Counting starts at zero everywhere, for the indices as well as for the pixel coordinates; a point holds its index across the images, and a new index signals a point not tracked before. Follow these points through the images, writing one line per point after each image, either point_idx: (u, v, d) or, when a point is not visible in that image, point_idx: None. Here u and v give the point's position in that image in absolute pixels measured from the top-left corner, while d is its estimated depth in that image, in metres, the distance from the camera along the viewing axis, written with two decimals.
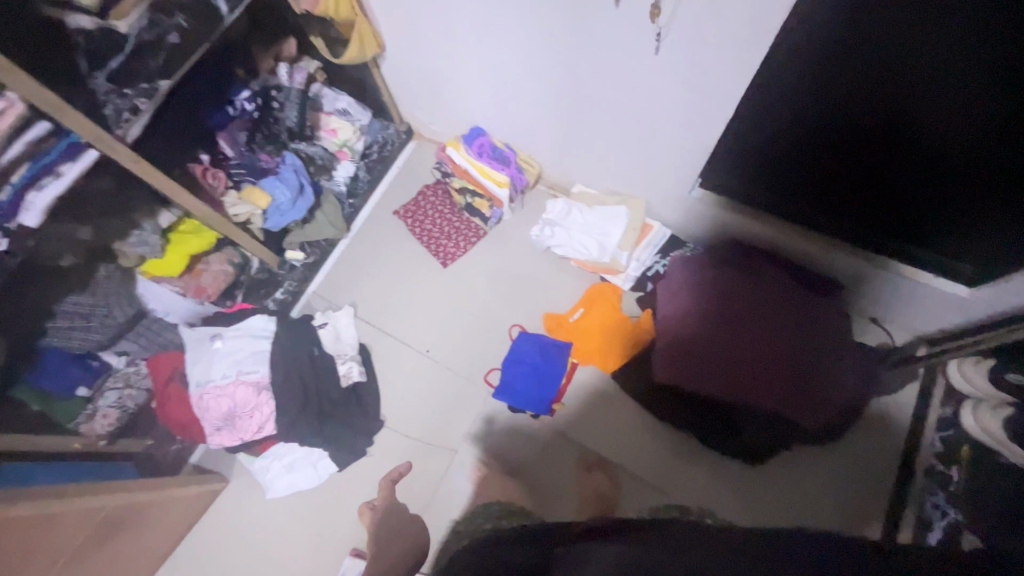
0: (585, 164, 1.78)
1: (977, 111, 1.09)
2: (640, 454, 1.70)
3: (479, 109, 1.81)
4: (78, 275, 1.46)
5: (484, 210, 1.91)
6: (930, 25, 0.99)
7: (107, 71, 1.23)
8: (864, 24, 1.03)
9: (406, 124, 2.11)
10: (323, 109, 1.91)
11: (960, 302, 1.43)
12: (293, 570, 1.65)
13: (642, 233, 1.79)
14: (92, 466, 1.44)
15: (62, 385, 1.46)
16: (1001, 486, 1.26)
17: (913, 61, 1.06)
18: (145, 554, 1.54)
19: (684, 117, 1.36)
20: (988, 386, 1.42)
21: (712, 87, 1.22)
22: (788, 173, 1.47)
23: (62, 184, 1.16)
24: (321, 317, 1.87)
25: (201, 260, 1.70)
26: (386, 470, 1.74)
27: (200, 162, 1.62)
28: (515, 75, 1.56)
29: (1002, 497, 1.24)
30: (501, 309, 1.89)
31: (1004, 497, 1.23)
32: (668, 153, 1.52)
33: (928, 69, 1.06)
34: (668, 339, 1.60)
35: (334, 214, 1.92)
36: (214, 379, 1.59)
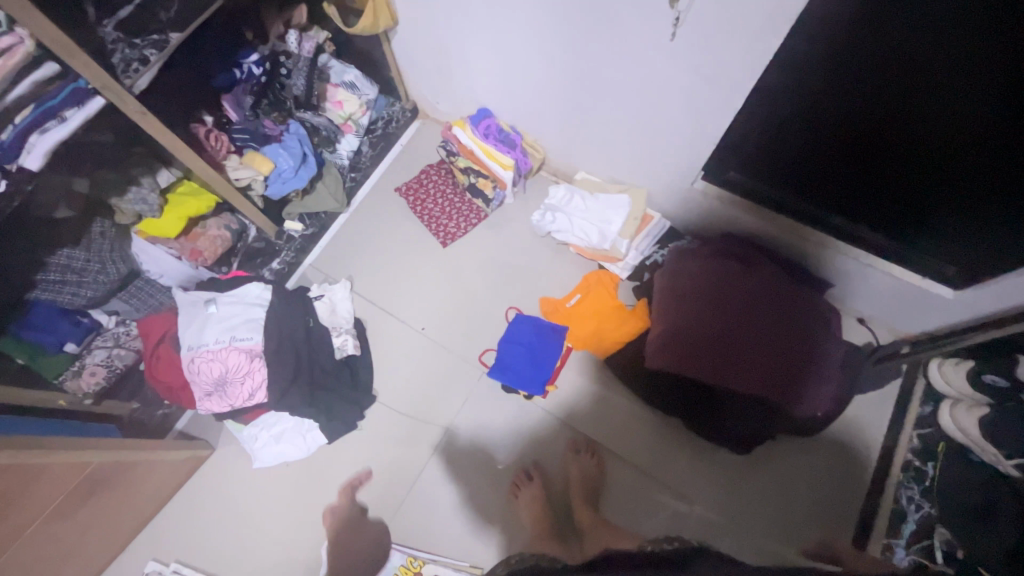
0: (590, 152, 1.81)
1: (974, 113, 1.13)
2: (627, 438, 1.73)
3: (488, 91, 1.82)
4: (71, 227, 1.44)
5: (487, 191, 1.90)
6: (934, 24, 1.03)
7: (117, 19, 1.21)
8: (872, 22, 1.07)
9: (412, 103, 2.11)
10: (329, 81, 1.90)
11: (943, 304, 1.49)
12: (276, 538, 1.64)
13: (641, 223, 1.83)
14: (77, 423, 1.41)
15: (51, 338, 1.43)
16: (979, 484, 1.31)
17: (915, 59, 1.10)
18: (127, 515, 1.52)
19: (694, 107, 1.38)
20: (964, 386, 1.47)
21: (724, 78, 1.24)
22: (788, 170, 1.50)
23: (67, 129, 1.13)
24: (317, 288, 1.86)
25: (198, 224, 1.67)
26: (375, 444, 1.74)
27: (204, 123, 1.61)
28: (528, 57, 1.57)
29: (978, 495, 1.29)
30: (499, 291, 1.90)
31: (981, 494, 1.28)
32: (673, 144, 1.54)
33: (930, 69, 1.10)
34: (661, 323, 1.63)
35: (335, 187, 1.92)
36: (206, 344, 1.56)
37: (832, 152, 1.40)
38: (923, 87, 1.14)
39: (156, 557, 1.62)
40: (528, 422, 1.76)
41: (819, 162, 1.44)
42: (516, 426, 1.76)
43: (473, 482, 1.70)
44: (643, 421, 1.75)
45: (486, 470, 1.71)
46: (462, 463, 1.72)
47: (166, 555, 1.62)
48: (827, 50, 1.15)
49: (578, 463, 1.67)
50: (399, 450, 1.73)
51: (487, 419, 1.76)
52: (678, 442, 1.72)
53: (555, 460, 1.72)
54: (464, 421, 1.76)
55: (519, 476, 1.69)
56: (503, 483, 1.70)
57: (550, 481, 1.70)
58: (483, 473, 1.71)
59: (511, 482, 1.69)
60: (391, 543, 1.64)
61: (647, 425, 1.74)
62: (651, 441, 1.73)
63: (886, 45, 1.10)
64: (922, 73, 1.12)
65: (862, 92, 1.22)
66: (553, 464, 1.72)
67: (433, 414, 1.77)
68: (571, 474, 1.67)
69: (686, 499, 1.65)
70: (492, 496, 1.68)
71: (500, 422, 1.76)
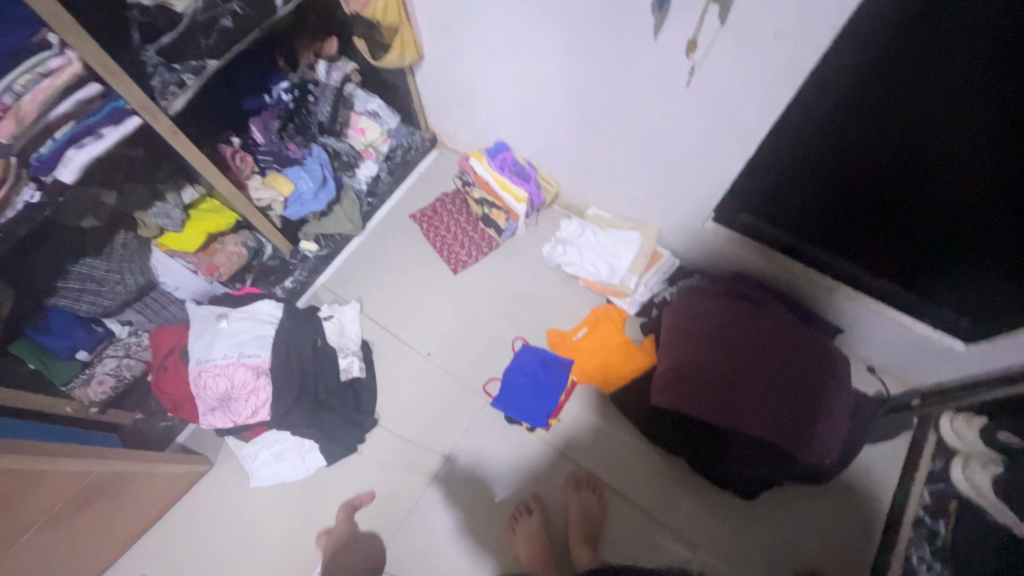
0: (602, 189, 1.84)
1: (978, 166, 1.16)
2: (629, 475, 1.70)
3: (505, 126, 1.88)
4: (95, 237, 1.48)
5: (499, 221, 1.94)
6: (935, 82, 1.07)
7: (159, 45, 1.28)
8: (876, 79, 1.12)
9: (431, 133, 2.17)
10: (353, 109, 1.96)
11: (954, 356, 1.48)
12: (268, 560, 1.61)
13: (652, 260, 1.84)
14: (79, 432, 1.42)
15: (64, 345, 1.45)
16: (988, 547, 1.25)
17: (918, 112, 1.14)
18: (120, 528, 1.51)
19: (707, 151, 1.41)
20: (975, 442, 1.44)
21: (737, 124, 1.28)
22: (798, 214, 1.53)
23: (102, 145, 1.18)
24: (327, 309, 1.88)
25: (216, 240, 1.71)
26: (373, 468, 1.72)
27: (231, 145, 1.67)
28: (547, 96, 1.62)
29: (990, 552, 1.23)
30: (506, 320, 1.91)
31: (994, 553, 1.22)
32: (685, 184, 1.57)
33: (934, 122, 1.14)
34: (667, 357, 1.63)
35: (351, 210, 1.95)
36: (214, 359, 1.57)
37: (851, 190, 1.43)
38: (927, 139, 1.17)
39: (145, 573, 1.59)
40: (529, 454, 1.74)
41: (838, 200, 1.46)
42: (517, 458, 1.73)
43: (471, 513, 1.67)
44: (647, 459, 1.72)
45: (484, 500, 1.68)
46: (461, 490, 1.70)
47: (155, 572, 1.58)
48: (836, 104, 1.19)
49: (578, 499, 1.64)
50: (397, 476, 1.71)
51: (487, 450, 1.74)
52: (682, 483, 1.68)
53: (555, 494, 1.69)
54: (465, 450, 1.74)
55: (517, 509, 1.65)
56: (501, 515, 1.67)
57: (549, 515, 1.67)
58: (481, 502, 1.68)
59: (509, 515, 1.66)
60: (383, 572, 1.60)
61: (651, 463, 1.71)
62: (656, 480, 1.69)
63: (892, 97, 1.14)
64: (935, 120, 1.14)
65: (869, 142, 1.25)
66: (553, 499, 1.69)
67: (434, 442, 1.75)
68: (571, 509, 1.64)
69: (688, 543, 1.61)
70: (489, 527, 1.65)
71: (501, 453, 1.74)
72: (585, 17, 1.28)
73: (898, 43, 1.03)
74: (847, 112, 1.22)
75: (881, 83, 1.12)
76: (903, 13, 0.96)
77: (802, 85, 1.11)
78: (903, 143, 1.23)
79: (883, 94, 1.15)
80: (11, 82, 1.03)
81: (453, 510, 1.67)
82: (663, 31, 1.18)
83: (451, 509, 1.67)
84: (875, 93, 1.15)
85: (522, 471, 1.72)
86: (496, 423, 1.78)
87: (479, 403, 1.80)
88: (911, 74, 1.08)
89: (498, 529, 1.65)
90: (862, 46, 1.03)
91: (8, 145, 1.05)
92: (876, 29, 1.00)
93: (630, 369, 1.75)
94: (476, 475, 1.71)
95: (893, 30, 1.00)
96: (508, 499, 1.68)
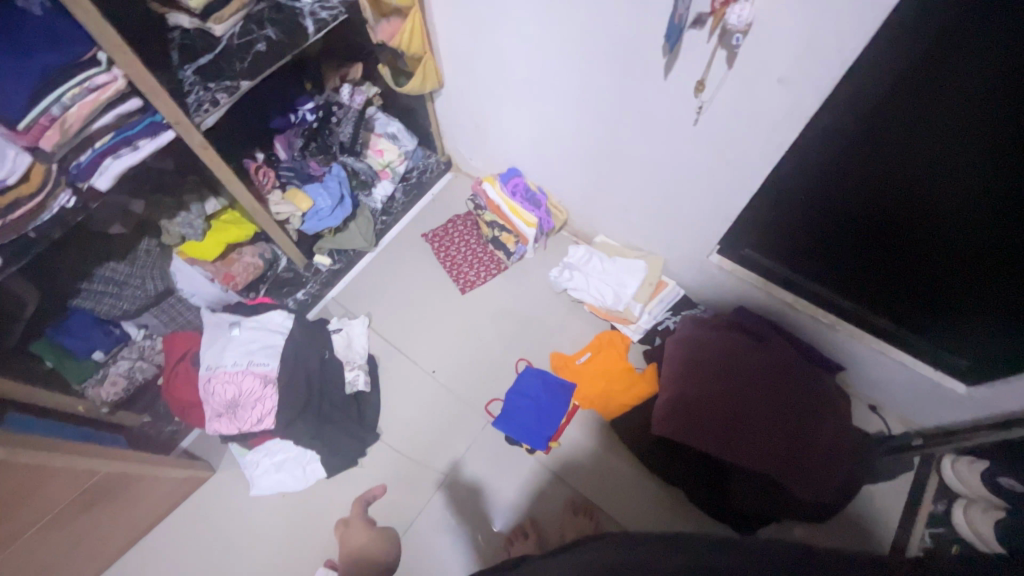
0: (611, 218, 1.89)
1: (973, 220, 1.18)
2: (627, 504, 1.69)
3: (519, 153, 1.94)
4: (121, 242, 1.54)
5: (510, 244, 1.99)
6: (927, 142, 1.10)
7: (196, 65, 1.38)
8: (871, 135, 1.16)
9: (446, 157, 2.24)
10: (373, 131, 2.05)
11: (954, 398, 1.50)
12: (262, 571, 1.61)
13: (656, 289, 1.87)
14: (88, 432, 1.44)
15: (82, 345, 1.49)
16: None
17: (912, 170, 1.17)
18: (119, 531, 1.52)
19: (713, 186, 1.46)
20: (978, 486, 1.43)
21: (742, 162, 1.33)
22: (801, 255, 1.55)
23: (138, 156, 1.24)
24: (336, 322, 1.92)
25: (234, 250, 1.77)
26: (372, 483, 1.73)
27: (255, 160, 1.74)
28: (560, 127, 1.69)
29: None
30: (511, 341, 1.94)
31: None
32: (691, 216, 1.61)
33: (928, 179, 1.17)
34: (667, 389, 1.64)
35: (366, 227, 2.02)
36: (224, 365, 1.61)
37: (841, 244, 1.45)
38: (922, 193, 1.20)
39: None
40: (529, 477, 1.74)
41: (829, 251, 1.49)
42: (516, 480, 1.74)
43: (467, 534, 1.66)
44: (647, 488, 1.71)
45: (482, 522, 1.68)
46: (459, 511, 1.69)
47: None
48: (837, 151, 1.23)
49: (575, 525, 1.64)
50: (396, 492, 1.72)
51: (487, 470, 1.75)
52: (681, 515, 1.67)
53: (553, 520, 1.68)
54: (464, 469, 1.75)
55: (515, 533, 1.64)
56: (498, 539, 1.65)
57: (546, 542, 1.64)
58: (478, 525, 1.68)
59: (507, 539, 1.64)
60: None
61: (651, 493, 1.71)
62: (655, 510, 1.68)
63: (887, 153, 1.18)
64: (923, 179, 1.18)
65: (866, 192, 1.29)
66: (551, 525, 1.67)
67: (434, 459, 1.76)
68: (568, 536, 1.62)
69: None
70: (486, 551, 1.64)
71: (500, 474, 1.74)
72: (598, 56, 1.35)
73: (890, 102, 1.07)
74: (842, 164, 1.25)
75: (873, 139, 1.16)
76: (897, 70, 1.01)
77: (805, 128, 1.16)
78: (894, 199, 1.26)
79: (875, 150, 1.18)
80: (60, 94, 1.07)
81: (450, 529, 1.67)
82: (673, 72, 1.24)
83: (448, 528, 1.67)
84: (868, 148, 1.19)
85: (520, 493, 1.72)
86: (497, 444, 1.79)
87: (480, 422, 1.81)
88: (903, 134, 1.12)
89: (494, 554, 1.63)
90: (862, 95, 1.08)
91: (51, 152, 1.12)
92: (876, 80, 1.05)
93: (630, 396, 1.76)
94: (475, 495, 1.72)
95: (889, 83, 1.04)
96: (507, 523, 1.68)
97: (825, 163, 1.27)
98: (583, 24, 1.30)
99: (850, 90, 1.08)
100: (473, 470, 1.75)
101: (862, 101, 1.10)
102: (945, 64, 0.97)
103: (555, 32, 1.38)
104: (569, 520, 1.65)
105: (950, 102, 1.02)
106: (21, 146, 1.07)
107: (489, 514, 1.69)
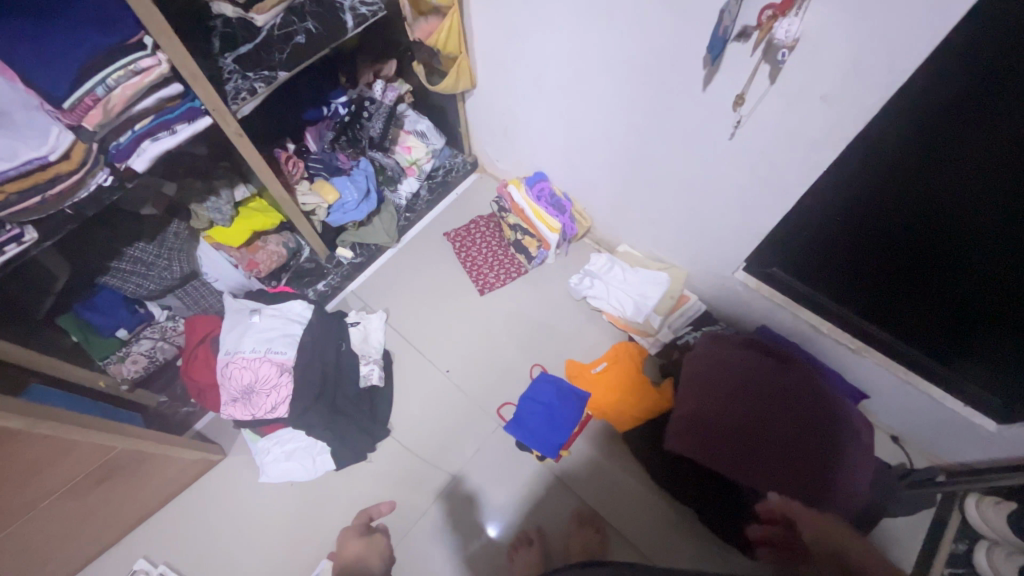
0: (636, 229, 1.88)
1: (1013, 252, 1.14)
2: (633, 517, 1.67)
3: (547, 158, 1.93)
4: (152, 223, 1.55)
5: (532, 249, 1.99)
6: (967, 170, 1.07)
7: (236, 54, 1.40)
8: (909, 160, 1.13)
9: (473, 158, 2.24)
10: (403, 128, 2.05)
11: (983, 435, 1.45)
12: (266, 558, 1.61)
13: (677, 303, 1.87)
14: (107, 408, 1.46)
15: (106, 321, 1.51)
16: None
17: (951, 198, 1.14)
18: (131, 506, 1.54)
19: (744, 202, 1.43)
20: (1002, 527, 1.37)
21: (776, 180, 1.30)
22: (831, 278, 1.52)
23: (176, 139, 1.26)
24: (355, 315, 1.93)
25: (259, 238, 1.79)
26: (380, 478, 1.73)
27: (286, 150, 1.76)
28: (591, 134, 1.67)
29: None
30: (527, 346, 1.93)
31: None
32: (720, 231, 1.59)
33: (967, 207, 1.13)
34: (685, 406, 1.62)
35: (389, 223, 2.03)
36: (243, 351, 1.62)
37: (878, 266, 1.40)
38: (961, 222, 1.17)
39: (146, 555, 1.60)
40: (537, 482, 1.73)
41: (866, 273, 1.44)
42: (524, 485, 1.72)
43: (473, 536, 1.66)
44: (658, 506, 1.69)
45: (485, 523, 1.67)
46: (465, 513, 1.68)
47: (156, 556, 1.60)
48: (876, 175, 1.20)
49: (580, 536, 1.62)
50: (404, 488, 1.72)
51: (496, 473, 1.74)
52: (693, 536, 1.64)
53: (561, 532, 1.66)
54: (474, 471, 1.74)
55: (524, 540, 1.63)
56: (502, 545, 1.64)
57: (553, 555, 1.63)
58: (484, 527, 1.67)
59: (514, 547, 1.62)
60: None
61: (660, 508, 1.69)
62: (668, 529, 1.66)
63: (925, 180, 1.14)
64: (961, 208, 1.14)
65: (902, 217, 1.25)
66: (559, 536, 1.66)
67: (445, 458, 1.76)
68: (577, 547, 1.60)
69: None
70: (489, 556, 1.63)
71: (509, 478, 1.73)
72: (636, 65, 1.34)
73: (932, 128, 1.05)
74: (885, 185, 1.21)
75: (913, 166, 1.13)
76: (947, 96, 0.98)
77: (845, 149, 1.13)
78: (937, 223, 1.21)
79: (917, 177, 1.15)
80: (105, 76, 1.09)
81: (455, 531, 1.66)
82: (712, 84, 1.23)
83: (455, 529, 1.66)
84: (907, 175, 1.16)
85: (527, 498, 1.71)
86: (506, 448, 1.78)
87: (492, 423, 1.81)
88: (943, 161, 1.09)
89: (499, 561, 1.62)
90: (908, 119, 1.05)
91: (93, 132, 1.14)
92: (924, 105, 1.02)
93: (645, 410, 1.72)
94: (483, 496, 1.71)
95: (935, 110, 1.01)
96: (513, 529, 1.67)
97: (863, 186, 1.24)
98: (624, 30, 1.29)
99: (896, 113, 1.06)
100: (482, 472, 1.74)
101: (906, 127, 1.07)
102: (1007, 90, 0.92)
103: (594, 36, 1.37)
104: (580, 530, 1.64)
105: (992, 132, 0.99)
106: (64, 124, 1.09)
107: (497, 517, 1.68)
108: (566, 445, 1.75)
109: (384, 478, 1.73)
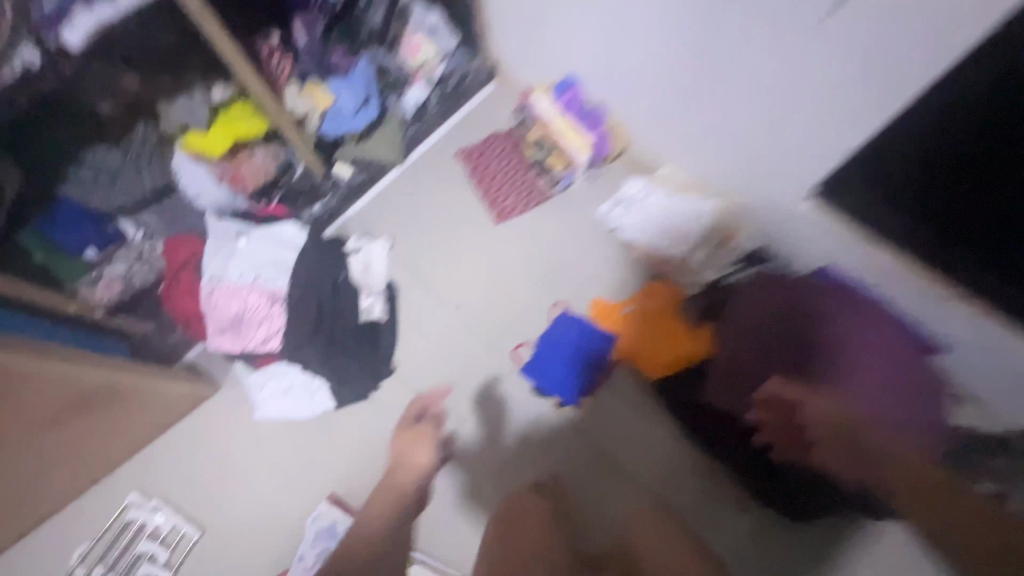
0: (684, 146, 1.56)
1: None
2: (650, 462, 1.54)
3: (581, 57, 1.59)
4: (112, 125, 1.36)
5: (557, 167, 1.75)
6: None
7: None
8: None
9: (491, 59, 1.87)
10: (409, 23, 1.75)
11: None
12: (264, 496, 1.52)
13: (725, 239, 1.59)
14: (79, 335, 1.33)
15: (75, 240, 1.37)
16: None
17: None
18: (119, 438, 1.46)
19: (837, 106, 1.11)
20: None
21: (892, 72, 0.98)
22: (943, 208, 1.18)
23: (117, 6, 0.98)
24: (355, 242, 1.70)
25: (244, 149, 1.54)
26: (385, 423, 1.58)
27: (270, 41, 1.50)
28: (637, 21, 1.33)
29: None
30: (548, 283, 1.70)
31: None
32: (797, 148, 1.27)
33: None
34: (726, 352, 1.44)
35: (394, 136, 1.77)
36: (228, 278, 1.48)
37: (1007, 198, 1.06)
38: None
39: (138, 489, 1.52)
40: (555, 436, 1.57)
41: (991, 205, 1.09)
42: (540, 433, 1.57)
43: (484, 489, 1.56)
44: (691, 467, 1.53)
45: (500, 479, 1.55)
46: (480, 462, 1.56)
47: (148, 490, 1.52)
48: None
49: None
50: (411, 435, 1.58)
51: (510, 423, 1.59)
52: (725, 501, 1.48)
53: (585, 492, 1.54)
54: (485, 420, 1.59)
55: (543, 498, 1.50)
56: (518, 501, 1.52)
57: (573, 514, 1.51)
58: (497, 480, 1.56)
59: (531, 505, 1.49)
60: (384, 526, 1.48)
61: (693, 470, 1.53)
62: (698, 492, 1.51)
63: None
64: None
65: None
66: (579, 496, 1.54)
67: (455, 405, 1.61)
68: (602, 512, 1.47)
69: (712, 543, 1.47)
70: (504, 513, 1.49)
71: (524, 428, 1.58)
72: None
73: None
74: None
75: None
76: None
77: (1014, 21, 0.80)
78: None
79: None
80: None
81: (466, 482, 1.56)
82: None
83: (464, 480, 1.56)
84: None
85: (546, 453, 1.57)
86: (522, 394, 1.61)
87: (506, 368, 1.63)
88: None
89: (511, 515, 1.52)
90: None
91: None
92: None
93: (682, 352, 1.52)
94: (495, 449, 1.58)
95: None
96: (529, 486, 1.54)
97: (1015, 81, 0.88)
98: None
99: None
100: (495, 422, 1.59)
101: None
102: None
103: None
104: (602, 489, 1.54)
105: None
106: None
107: (512, 470, 1.57)
108: (591, 388, 1.58)
109: (388, 423, 1.58)
